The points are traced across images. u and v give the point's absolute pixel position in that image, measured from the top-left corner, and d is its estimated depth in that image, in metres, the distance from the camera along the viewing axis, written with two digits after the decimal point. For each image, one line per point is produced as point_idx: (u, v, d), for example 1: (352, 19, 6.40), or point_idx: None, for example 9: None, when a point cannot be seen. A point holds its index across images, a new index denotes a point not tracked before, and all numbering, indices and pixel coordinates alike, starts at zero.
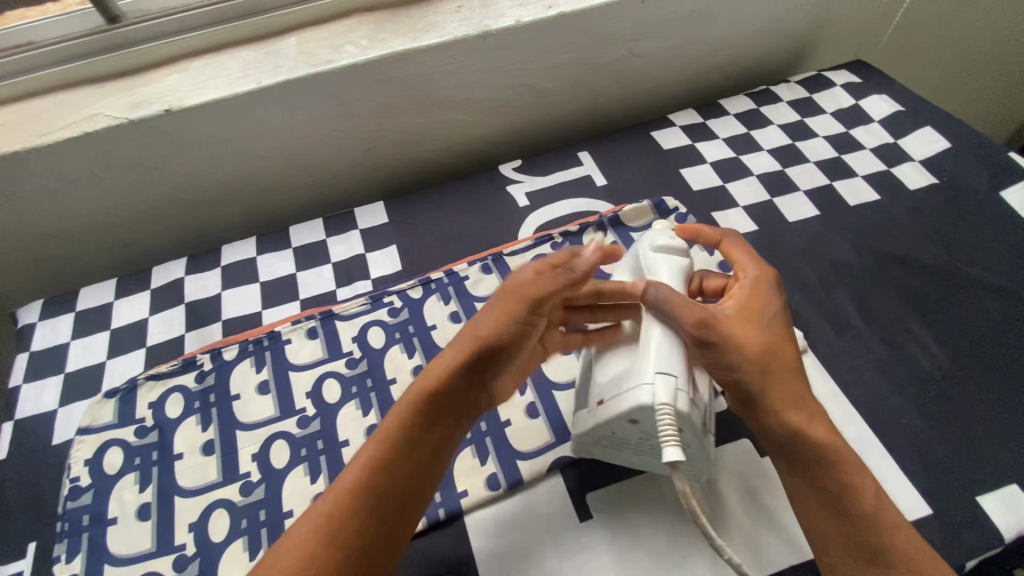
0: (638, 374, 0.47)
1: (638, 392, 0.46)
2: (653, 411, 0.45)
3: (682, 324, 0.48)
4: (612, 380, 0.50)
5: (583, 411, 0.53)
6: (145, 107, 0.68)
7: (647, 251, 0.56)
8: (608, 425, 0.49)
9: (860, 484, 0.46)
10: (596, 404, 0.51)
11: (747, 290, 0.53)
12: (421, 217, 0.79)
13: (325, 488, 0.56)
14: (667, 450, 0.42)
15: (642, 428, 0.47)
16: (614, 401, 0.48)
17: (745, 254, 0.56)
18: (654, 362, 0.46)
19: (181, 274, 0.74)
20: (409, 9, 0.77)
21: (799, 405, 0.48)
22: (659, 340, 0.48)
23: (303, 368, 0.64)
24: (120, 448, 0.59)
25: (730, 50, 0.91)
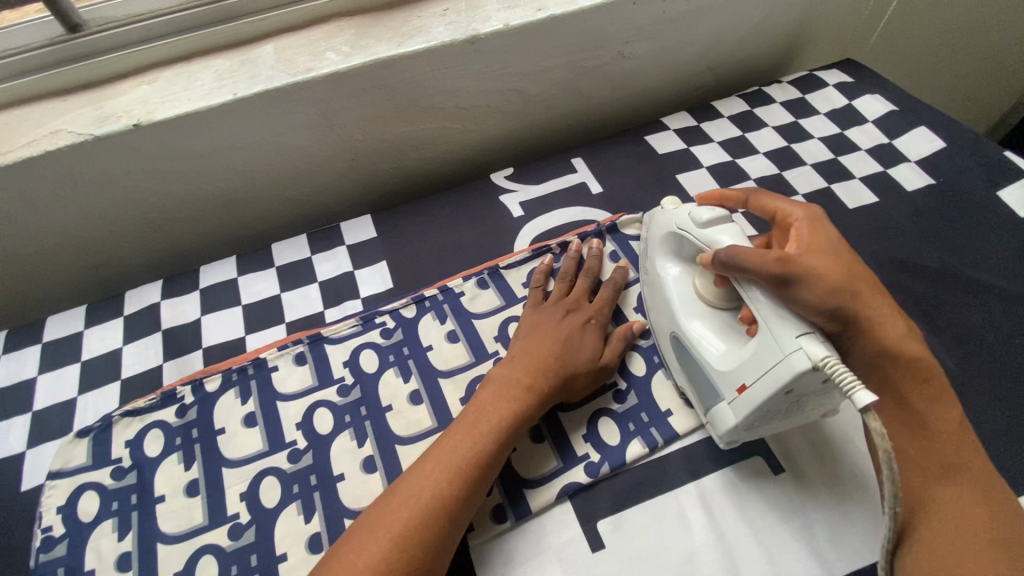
0: (780, 346, 0.44)
1: (789, 362, 0.43)
2: (817, 371, 0.42)
3: (767, 267, 0.46)
4: (749, 361, 0.47)
5: (721, 404, 0.51)
6: (110, 122, 0.63)
7: (698, 230, 0.54)
8: (764, 406, 0.46)
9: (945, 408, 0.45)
10: (738, 393, 0.48)
11: (803, 225, 0.51)
12: (411, 230, 0.76)
13: (321, 527, 0.53)
14: (861, 396, 0.38)
15: (798, 393, 0.45)
16: (764, 381, 0.45)
17: (779, 198, 0.54)
18: (790, 328, 0.44)
19: (156, 298, 0.70)
20: (393, 13, 0.74)
21: (894, 324, 0.47)
22: (779, 308, 0.46)
23: (292, 397, 0.60)
24: (95, 493, 0.55)
25: (721, 51, 0.89)
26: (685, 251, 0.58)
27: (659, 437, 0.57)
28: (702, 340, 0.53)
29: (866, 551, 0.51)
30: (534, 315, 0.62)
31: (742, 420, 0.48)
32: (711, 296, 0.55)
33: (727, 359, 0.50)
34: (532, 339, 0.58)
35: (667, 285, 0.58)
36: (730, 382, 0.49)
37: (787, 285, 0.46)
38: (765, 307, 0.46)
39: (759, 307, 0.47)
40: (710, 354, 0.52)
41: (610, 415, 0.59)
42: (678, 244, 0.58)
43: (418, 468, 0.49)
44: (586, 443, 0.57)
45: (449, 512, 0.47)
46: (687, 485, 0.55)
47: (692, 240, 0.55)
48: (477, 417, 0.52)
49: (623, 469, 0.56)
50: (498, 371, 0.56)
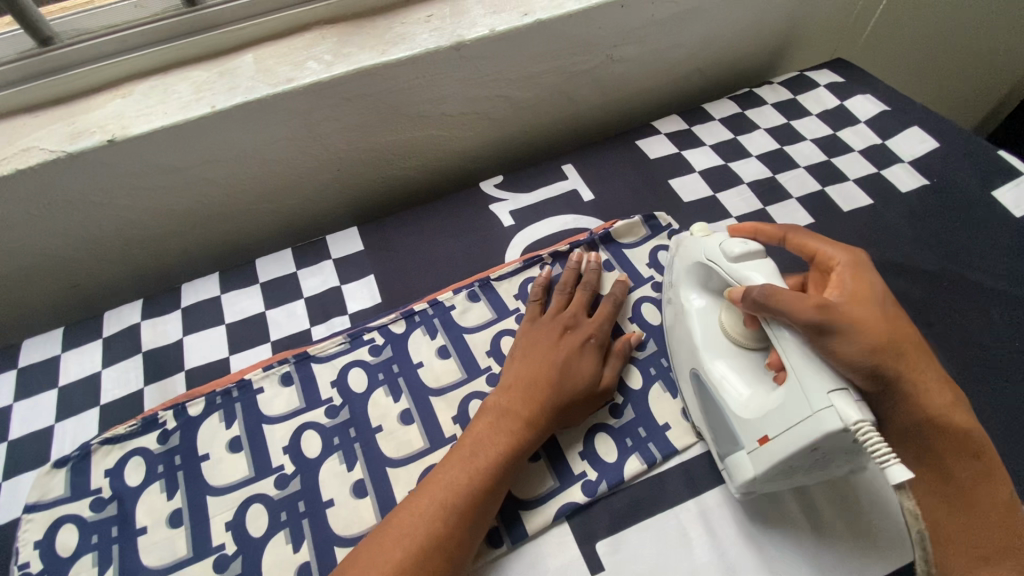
0: (809, 402, 0.42)
1: (819, 420, 0.41)
2: (846, 433, 0.41)
3: (805, 313, 0.44)
4: (774, 412, 0.45)
5: (740, 453, 0.49)
6: (84, 138, 0.61)
7: (728, 264, 0.52)
8: (788, 461, 0.44)
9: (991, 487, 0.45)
10: (760, 443, 0.46)
11: (848, 275, 0.49)
12: (399, 242, 0.74)
13: (310, 556, 0.51)
14: (894, 473, 0.38)
15: (825, 450, 0.43)
16: (790, 436, 0.43)
17: (823, 239, 0.52)
18: (819, 385, 0.42)
19: (136, 318, 0.67)
20: (376, 20, 0.72)
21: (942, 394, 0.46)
22: (811, 359, 0.44)
23: (278, 420, 0.58)
24: (74, 526, 0.53)
25: (711, 52, 0.88)
26: (712, 283, 0.56)
27: (657, 452, 0.56)
28: (724, 383, 0.51)
29: (868, 564, 0.50)
30: (530, 336, 0.59)
31: (762, 472, 0.46)
32: (735, 333, 0.53)
33: (751, 407, 0.48)
34: (530, 362, 0.56)
35: (688, 318, 0.57)
36: (750, 432, 0.47)
37: (826, 335, 0.44)
38: (795, 355, 0.44)
39: (788, 353, 0.45)
40: (732, 399, 0.50)
41: (607, 431, 0.58)
42: (705, 275, 0.56)
43: (410, 502, 0.48)
44: (582, 461, 0.56)
45: (443, 552, 0.45)
46: (687, 502, 0.54)
47: (721, 273, 0.53)
48: (473, 449, 0.51)
49: (621, 487, 0.55)
50: (496, 400, 0.54)
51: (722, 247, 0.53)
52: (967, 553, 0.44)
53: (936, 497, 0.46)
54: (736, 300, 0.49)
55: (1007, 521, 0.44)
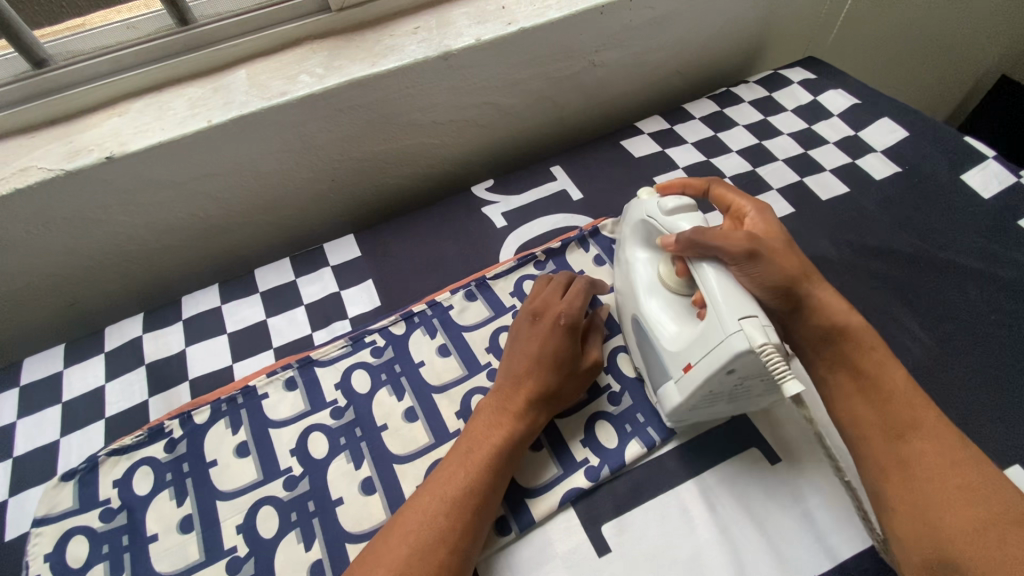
0: (721, 326, 0.45)
1: (729, 343, 0.44)
2: (754, 355, 0.43)
3: (736, 245, 0.49)
4: (695, 342, 0.48)
5: (669, 383, 0.52)
6: (82, 155, 0.62)
7: (663, 217, 0.55)
8: (708, 386, 0.48)
9: (890, 372, 0.50)
10: (684, 371, 0.49)
11: (759, 216, 0.56)
12: (394, 247, 0.75)
13: (322, 554, 0.52)
14: (789, 386, 0.41)
15: (739, 372, 0.46)
16: (705, 361, 0.47)
17: (740, 193, 0.59)
18: (732, 310, 0.45)
19: (138, 332, 0.68)
20: (365, 33, 0.74)
21: (841, 303, 0.53)
22: (727, 284, 0.47)
23: (284, 423, 0.59)
24: (84, 537, 0.53)
25: (689, 54, 0.91)
26: (654, 238, 0.59)
27: (656, 436, 0.58)
28: (657, 322, 0.54)
29: None
30: (513, 331, 0.60)
31: (687, 397, 0.50)
32: (672, 283, 0.55)
33: (677, 339, 0.51)
34: (514, 357, 0.57)
35: (632, 270, 0.59)
36: (677, 360, 0.50)
37: (747, 259, 0.50)
38: (714, 286, 0.47)
39: (707, 286, 0.48)
40: (664, 335, 0.53)
41: (606, 418, 0.59)
42: (647, 232, 0.59)
43: (415, 499, 0.49)
44: (584, 448, 0.57)
45: (446, 546, 0.46)
46: (687, 482, 0.55)
47: (657, 226, 0.56)
48: (467, 447, 0.52)
49: (623, 471, 0.56)
50: (486, 401, 0.55)
51: (659, 202, 0.56)
52: (887, 437, 0.48)
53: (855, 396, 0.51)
54: (670, 244, 0.52)
55: (915, 399, 0.49)
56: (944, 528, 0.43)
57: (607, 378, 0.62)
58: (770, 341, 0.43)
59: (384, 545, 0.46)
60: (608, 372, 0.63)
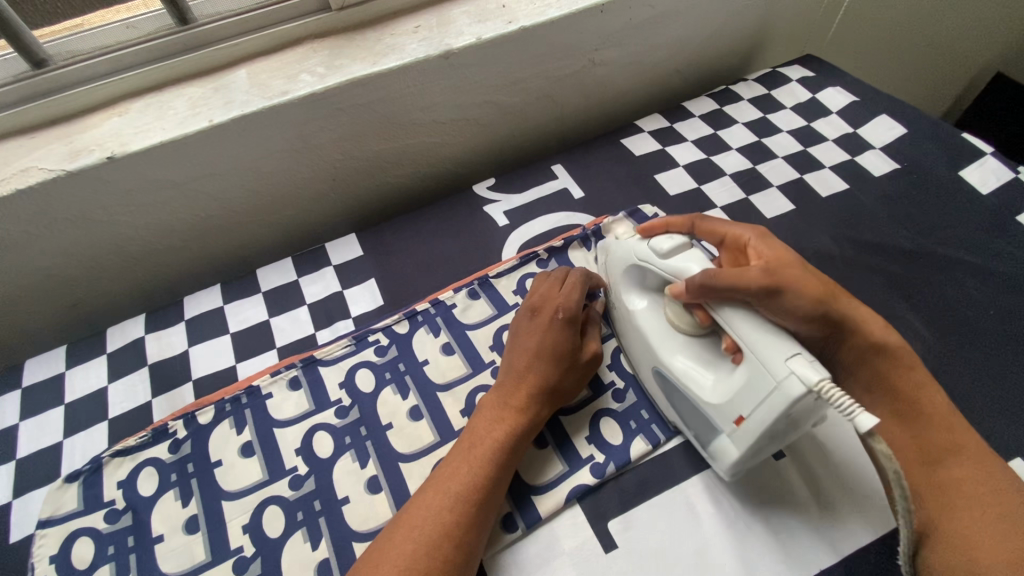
0: (770, 372, 0.44)
1: (783, 388, 0.43)
2: (812, 394, 0.42)
3: (751, 282, 0.48)
4: (743, 392, 0.47)
5: (722, 439, 0.50)
6: (83, 156, 0.62)
7: (660, 261, 0.54)
8: (766, 436, 0.46)
9: (930, 392, 0.52)
10: (737, 424, 0.48)
11: (763, 243, 0.53)
12: (396, 246, 0.75)
13: (329, 553, 0.52)
14: (862, 420, 0.40)
15: (796, 416, 0.45)
16: (761, 411, 0.45)
17: (727, 221, 0.57)
18: (778, 352, 0.44)
19: (140, 333, 0.68)
20: (366, 32, 0.74)
21: (876, 322, 0.53)
22: (763, 328, 0.47)
23: (289, 423, 0.59)
24: (89, 538, 0.53)
25: (688, 52, 0.91)
26: (649, 281, 0.59)
27: (660, 432, 0.58)
28: (688, 376, 0.53)
29: (875, 523, 0.52)
30: (512, 327, 0.61)
31: (745, 451, 0.48)
32: (685, 325, 0.55)
33: (719, 391, 0.50)
34: (514, 353, 0.58)
35: (639, 319, 0.59)
36: (726, 415, 0.49)
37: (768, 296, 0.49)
38: (749, 332, 0.47)
39: (740, 333, 0.47)
40: (701, 389, 0.52)
41: (611, 415, 0.59)
42: (641, 275, 0.59)
43: (421, 495, 0.49)
44: (589, 445, 0.57)
45: (452, 539, 0.46)
46: (693, 478, 0.56)
47: (656, 271, 0.55)
48: (469, 443, 0.52)
49: (628, 468, 0.57)
50: (487, 397, 0.56)
51: (650, 246, 0.55)
52: (923, 454, 0.51)
53: (897, 424, 0.53)
54: (680, 294, 0.52)
55: (950, 420, 0.51)
56: (977, 544, 0.44)
57: (611, 375, 0.62)
58: (824, 379, 0.42)
59: (391, 541, 0.46)
60: (612, 370, 0.63)
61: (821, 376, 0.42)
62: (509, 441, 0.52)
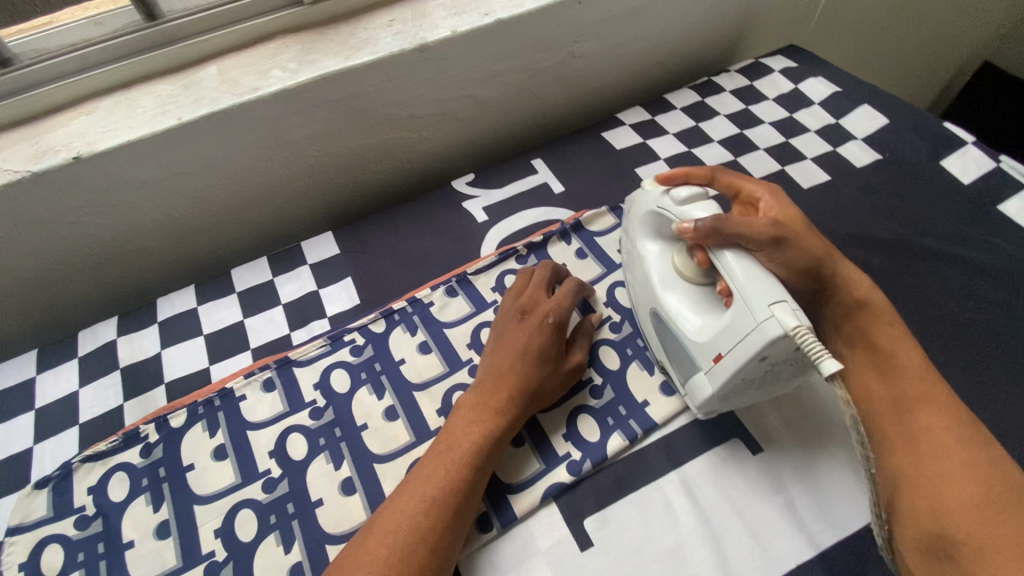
0: (753, 314, 0.45)
1: (763, 330, 0.44)
2: (789, 338, 0.43)
3: (760, 231, 0.50)
4: (724, 331, 0.48)
5: (699, 374, 0.52)
6: (49, 156, 0.60)
7: (676, 208, 0.54)
8: (741, 373, 0.47)
9: (904, 349, 0.53)
10: (716, 361, 0.49)
11: (775, 201, 0.57)
12: (374, 243, 0.75)
13: (302, 556, 0.51)
14: (827, 366, 0.40)
15: (775, 359, 0.46)
16: (740, 349, 0.46)
17: (742, 175, 0.59)
18: (762, 297, 0.45)
19: (112, 336, 0.67)
20: (339, 27, 0.72)
21: (861, 278, 0.56)
22: (751, 269, 0.47)
23: (263, 425, 0.58)
24: (59, 545, 0.52)
25: (670, 44, 0.90)
26: (665, 229, 0.58)
27: (638, 428, 0.57)
28: (679, 314, 0.54)
29: (853, 519, 0.52)
30: (497, 327, 0.60)
31: (720, 387, 0.49)
32: (688, 272, 0.55)
33: (704, 330, 0.51)
34: (498, 353, 0.57)
35: (647, 263, 0.58)
36: (706, 351, 0.50)
37: (773, 245, 0.51)
38: (740, 273, 0.47)
39: (731, 271, 0.48)
40: (686, 328, 0.52)
41: (589, 412, 0.59)
42: (657, 223, 0.58)
43: (395, 499, 0.48)
44: (566, 442, 0.57)
45: (426, 545, 0.45)
46: (670, 473, 0.55)
47: (670, 218, 0.55)
48: (448, 443, 0.51)
49: (605, 465, 0.56)
50: (469, 395, 0.55)
51: (670, 193, 0.55)
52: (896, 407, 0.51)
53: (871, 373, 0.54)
54: (687, 232, 0.50)
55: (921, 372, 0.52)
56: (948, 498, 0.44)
57: (589, 371, 0.62)
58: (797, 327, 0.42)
59: (366, 543, 0.46)
60: (591, 366, 0.62)
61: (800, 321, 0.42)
62: (493, 443, 0.52)
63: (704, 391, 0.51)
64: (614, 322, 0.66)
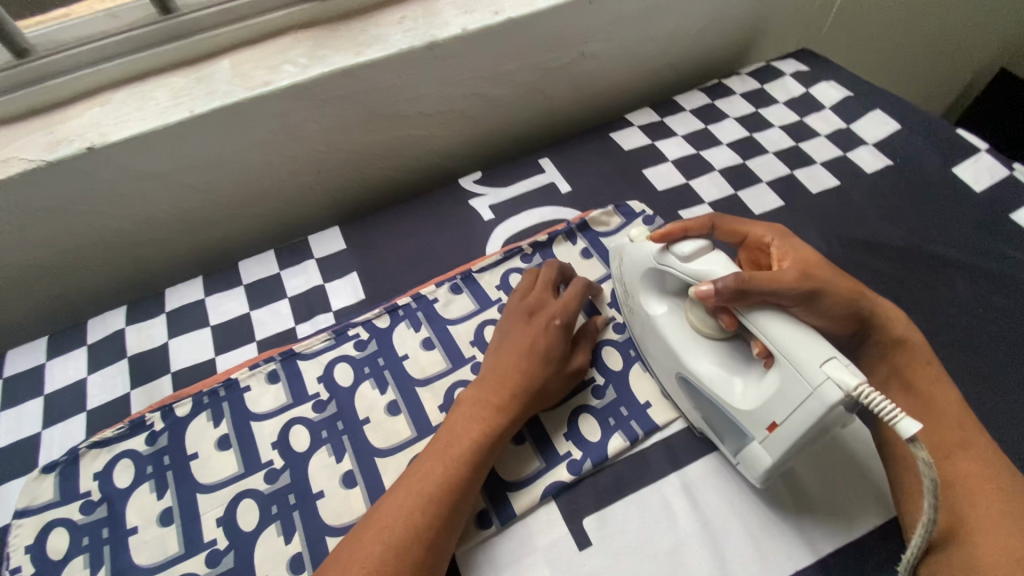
0: (805, 378, 0.43)
1: (820, 394, 0.42)
2: (849, 400, 0.41)
3: (790, 287, 0.48)
4: (774, 399, 0.46)
5: (751, 444, 0.49)
6: (63, 146, 0.61)
7: (682, 266, 0.52)
8: (799, 443, 0.45)
9: (943, 391, 0.53)
10: (770, 431, 0.47)
11: (786, 244, 0.57)
12: (380, 239, 0.75)
13: (302, 547, 0.52)
14: (905, 426, 0.39)
15: (830, 422, 0.44)
16: (796, 417, 0.44)
17: (745, 220, 0.59)
18: (812, 356, 0.43)
19: (121, 324, 0.68)
20: (350, 23, 0.73)
21: (899, 318, 0.56)
22: (795, 330, 0.45)
23: (267, 417, 0.59)
24: (64, 529, 0.53)
25: (681, 45, 0.90)
26: (669, 284, 0.57)
27: (639, 430, 0.57)
28: (714, 380, 0.52)
29: (853, 525, 0.52)
30: (503, 324, 0.60)
31: (778, 459, 0.47)
32: (710, 330, 0.54)
33: (749, 398, 0.49)
34: (502, 353, 0.57)
35: (658, 326, 0.57)
36: (757, 422, 0.48)
37: (808, 299, 0.50)
38: (782, 335, 0.45)
39: (772, 336, 0.46)
40: (729, 395, 0.50)
41: (590, 412, 0.59)
42: (659, 278, 0.57)
43: (392, 495, 0.49)
44: (567, 441, 0.57)
45: (422, 541, 0.46)
46: (670, 475, 0.55)
47: (676, 274, 0.53)
48: (446, 441, 0.52)
49: (605, 465, 0.56)
50: (471, 391, 0.55)
51: (672, 251, 0.53)
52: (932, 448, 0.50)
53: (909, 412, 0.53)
54: (707, 296, 0.48)
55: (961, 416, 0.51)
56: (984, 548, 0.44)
57: (592, 372, 0.62)
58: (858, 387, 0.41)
59: (363, 539, 0.46)
60: (594, 366, 0.62)
61: (858, 379, 0.41)
62: (493, 442, 0.52)
63: (761, 463, 0.48)
64: (618, 322, 0.66)
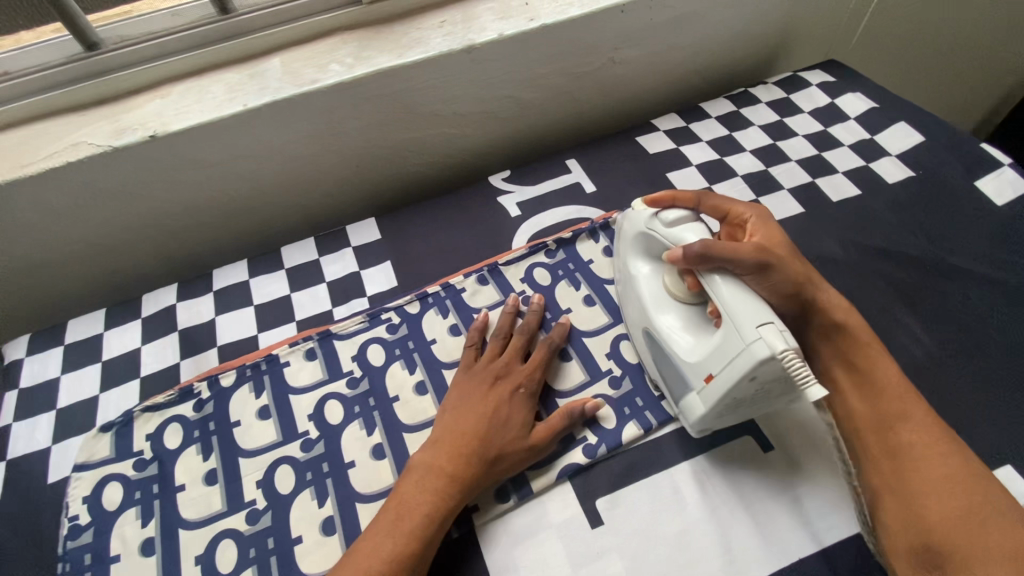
0: (741, 336, 0.47)
1: (751, 351, 0.46)
2: (775, 361, 0.45)
3: (746, 257, 0.52)
4: (713, 352, 0.50)
5: (692, 394, 0.54)
6: (127, 133, 0.67)
7: (665, 229, 0.57)
8: (729, 395, 0.50)
9: (884, 365, 0.56)
10: (707, 382, 0.51)
11: (760, 222, 0.60)
12: (412, 231, 0.79)
13: (334, 511, 0.56)
14: (812, 392, 0.44)
15: (762, 380, 0.48)
16: (729, 371, 0.48)
17: (729, 198, 0.62)
18: (750, 318, 0.47)
19: (172, 301, 0.73)
20: (393, 26, 0.77)
21: (839, 302, 0.59)
22: (741, 292, 0.49)
23: (304, 391, 0.63)
24: (118, 483, 0.58)
25: (708, 54, 0.93)
26: (654, 249, 0.61)
27: (653, 419, 0.60)
28: (672, 333, 0.56)
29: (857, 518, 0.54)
30: (466, 384, 0.60)
31: (711, 408, 0.51)
32: (680, 293, 0.57)
33: (696, 350, 0.53)
34: (457, 417, 0.56)
35: (637, 283, 0.61)
36: (699, 372, 0.52)
37: (760, 269, 0.53)
38: (728, 295, 0.49)
39: (720, 295, 0.50)
40: (680, 347, 0.55)
41: (606, 400, 0.62)
42: (646, 243, 0.61)
43: (349, 559, 0.49)
44: (584, 427, 0.60)
45: None
46: (681, 464, 0.58)
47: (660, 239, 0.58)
48: (397, 513, 0.51)
49: (619, 450, 0.59)
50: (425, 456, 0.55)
51: (659, 216, 0.58)
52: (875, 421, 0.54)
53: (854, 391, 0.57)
54: (677, 259, 0.53)
55: (897, 387, 0.55)
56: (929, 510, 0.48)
57: (609, 363, 0.65)
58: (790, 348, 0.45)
59: None
60: (611, 358, 0.65)
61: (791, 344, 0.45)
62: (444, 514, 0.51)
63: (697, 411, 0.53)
64: None
